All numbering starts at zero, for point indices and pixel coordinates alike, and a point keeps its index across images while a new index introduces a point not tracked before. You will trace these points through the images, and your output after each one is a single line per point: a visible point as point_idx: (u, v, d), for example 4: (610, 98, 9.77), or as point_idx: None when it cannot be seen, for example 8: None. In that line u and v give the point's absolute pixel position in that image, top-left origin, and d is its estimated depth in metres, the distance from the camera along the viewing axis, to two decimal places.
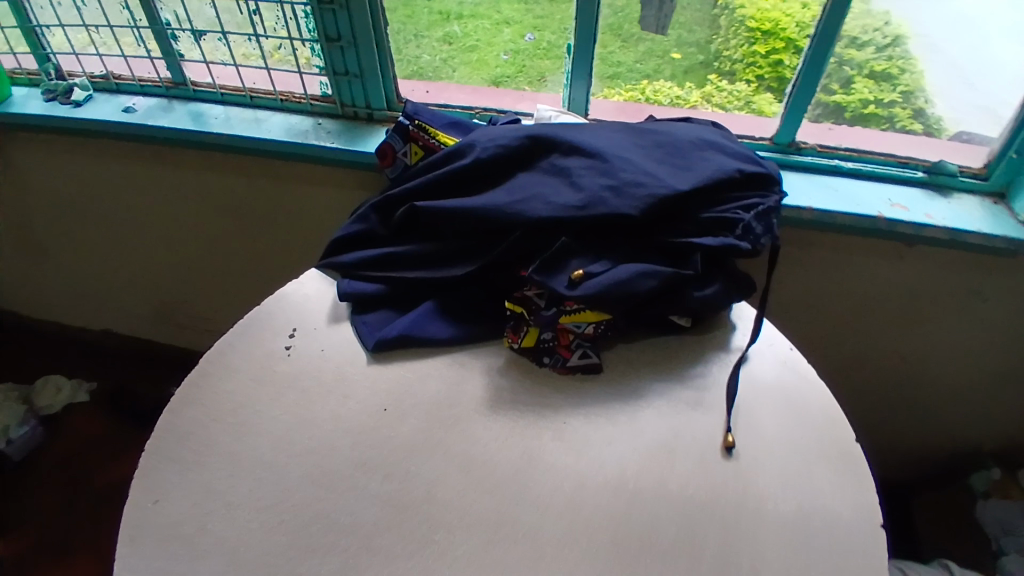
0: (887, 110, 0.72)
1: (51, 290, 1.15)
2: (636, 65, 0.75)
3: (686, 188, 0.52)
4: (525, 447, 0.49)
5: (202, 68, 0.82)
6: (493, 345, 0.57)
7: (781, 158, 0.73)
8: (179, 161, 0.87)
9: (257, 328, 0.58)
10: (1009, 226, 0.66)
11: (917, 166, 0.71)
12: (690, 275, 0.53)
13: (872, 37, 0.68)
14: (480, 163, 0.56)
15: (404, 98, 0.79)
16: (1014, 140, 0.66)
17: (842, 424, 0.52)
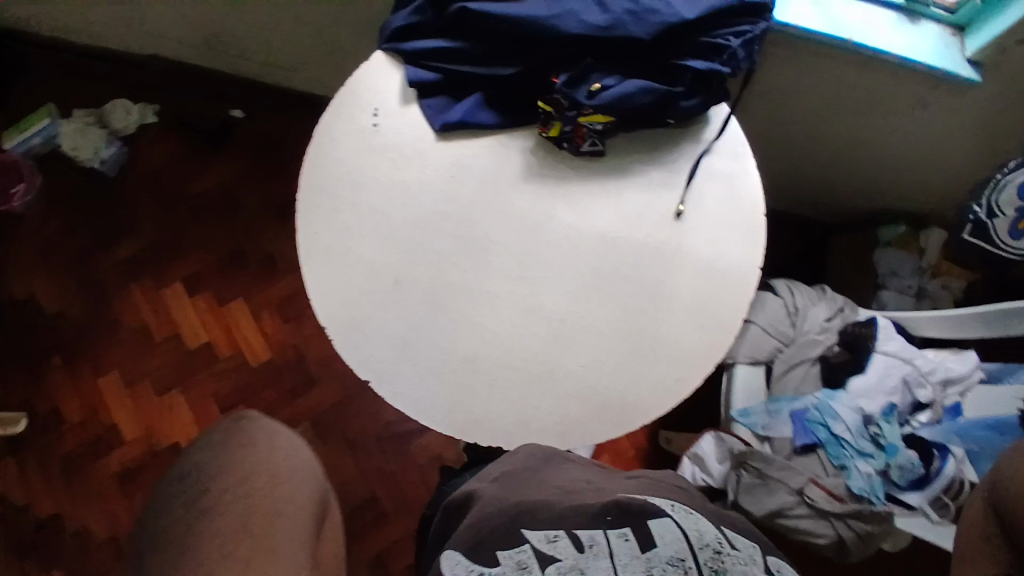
0: (868, 483, 0.89)
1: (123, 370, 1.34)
2: (874, 536, 0.89)
3: (623, 508, 0.58)
4: (547, 461, 0.68)
5: (435, 447, 1.31)
6: (529, 471, 0.66)
7: (832, 461, 0.91)
8: (354, 489, 1.28)
9: (530, 456, 0.68)
10: (841, 457, 0.91)
11: (885, 449, 0.90)
12: (622, 527, 0.56)
13: (864, 499, 0.88)
14: (507, 466, 0.67)
15: (534, 456, 0.68)
16: (901, 474, 0.89)
17: (674, 539, 0.56)
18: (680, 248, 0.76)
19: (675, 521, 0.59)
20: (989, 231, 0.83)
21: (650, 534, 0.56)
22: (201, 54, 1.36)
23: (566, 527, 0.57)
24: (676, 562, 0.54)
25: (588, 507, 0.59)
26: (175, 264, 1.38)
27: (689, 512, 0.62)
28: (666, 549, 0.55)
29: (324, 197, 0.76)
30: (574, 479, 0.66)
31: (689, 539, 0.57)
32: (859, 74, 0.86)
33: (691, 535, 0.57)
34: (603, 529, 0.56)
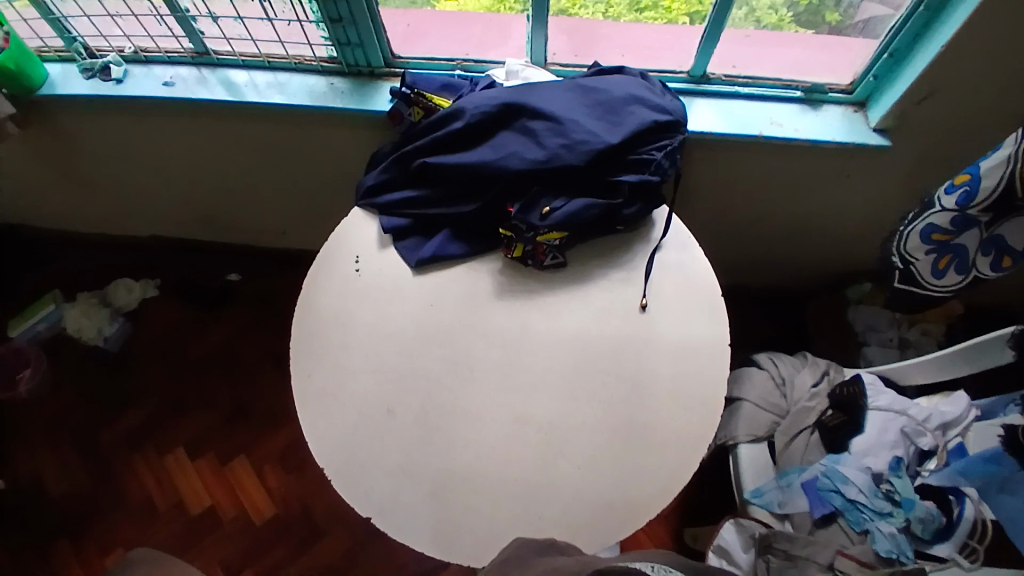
0: (896, 543, 0.87)
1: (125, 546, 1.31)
2: None
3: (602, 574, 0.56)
4: (541, 554, 0.67)
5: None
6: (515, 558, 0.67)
7: (854, 526, 0.89)
8: None
9: (529, 553, 0.67)
10: (862, 521, 0.89)
11: (903, 505, 0.89)
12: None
13: (896, 561, 0.86)
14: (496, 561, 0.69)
15: (525, 549, 0.68)
16: (926, 528, 0.87)
17: None
18: (651, 339, 0.81)
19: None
20: (915, 275, 0.88)
21: None
22: (198, 229, 1.49)
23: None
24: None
25: None
26: (180, 427, 1.41)
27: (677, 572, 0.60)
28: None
29: (317, 342, 0.82)
30: (562, 562, 0.64)
31: None
32: (780, 160, 0.97)
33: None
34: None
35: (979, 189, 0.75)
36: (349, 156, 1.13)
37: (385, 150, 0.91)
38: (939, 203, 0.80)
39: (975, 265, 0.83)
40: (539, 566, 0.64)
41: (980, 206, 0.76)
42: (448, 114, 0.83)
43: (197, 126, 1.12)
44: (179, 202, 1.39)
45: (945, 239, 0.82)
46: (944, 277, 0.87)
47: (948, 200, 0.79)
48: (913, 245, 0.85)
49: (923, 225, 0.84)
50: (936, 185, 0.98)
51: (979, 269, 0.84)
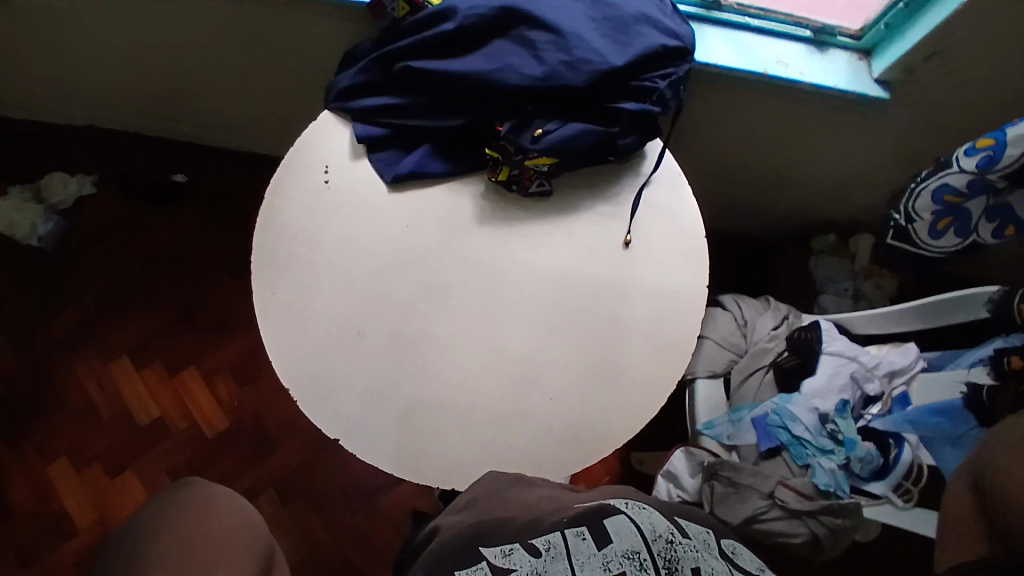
0: (834, 479, 0.92)
1: (67, 451, 1.26)
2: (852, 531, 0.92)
3: (572, 517, 0.60)
4: (514, 483, 0.67)
5: (409, 494, 1.29)
6: (480, 493, 0.67)
7: (796, 460, 0.94)
8: (328, 546, 1.25)
9: (499, 484, 0.67)
10: (805, 457, 0.94)
11: (845, 444, 0.94)
12: (578, 531, 0.58)
13: (831, 494, 0.92)
14: (462, 497, 0.69)
15: (494, 484, 0.67)
16: (864, 467, 0.93)
17: (628, 533, 0.58)
18: (632, 279, 0.80)
19: (630, 517, 0.61)
20: (910, 235, 0.90)
21: (605, 531, 0.58)
22: (139, 121, 1.34)
23: (523, 538, 0.59)
24: (631, 554, 0.55)
25: (541, 522, 0.60)
26: (123, 334, 1.33)
27: (642, 507, 0.63)
28: (622, 543, 0.56)
29: (281, 255, 0.76)
30: (541, 495, 0.66)
31: (640, 533, 0.58)
32: (776, 104, 0.94)
33: (645, 528, 0.59)
34: (560, 531, 0.58)
35: (1002, 156, 0.75)
36: (318, 51, 1.02)
37: (362, 48, 0.82)
38: (956, 164, 0.81)
39: (976, 229, 0.86)
40: (514, 499, 0.64)
41: (1000, 173, 0.77)
42: (438, 13, 0.74)
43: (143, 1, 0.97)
44: (117, 87, 1.23)
45: (956, 201, 0.83)
46: (943, 239, 0.88)
47: (968, 162, 0.79)
48: (923, 206, 0.86)
49: (936, 186, 0.84)
50: (921, 141, 0.98)
51: (979, 234, 0.87)
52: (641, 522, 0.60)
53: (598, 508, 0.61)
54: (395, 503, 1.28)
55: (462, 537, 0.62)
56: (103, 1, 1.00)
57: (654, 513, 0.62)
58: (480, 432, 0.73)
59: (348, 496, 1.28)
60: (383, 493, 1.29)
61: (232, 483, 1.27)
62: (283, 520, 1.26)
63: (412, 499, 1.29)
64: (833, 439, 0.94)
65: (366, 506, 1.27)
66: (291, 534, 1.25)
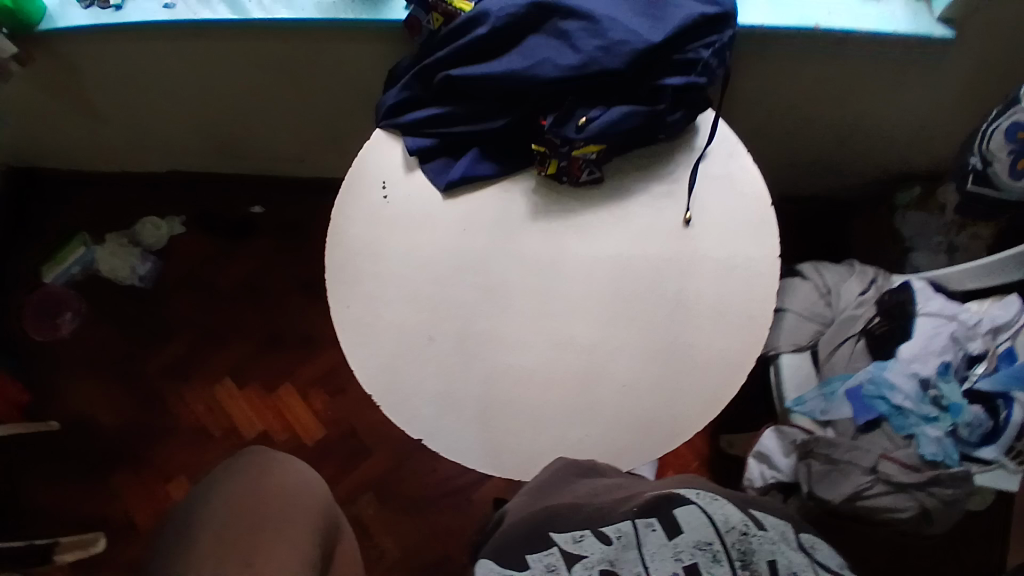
0: (942, 446, 0.86)
1: (188, 469, 1.39)
2: (965, 501, 0.86)
3: (642, 505, 0.62)
4: (589, 475, 0.69)
5: (496, 489, 1.32)
6: (548, 481, 0.68)
7: (899, 431, 0.88)
8: (425, 542, 1.31)
9: (573, 475, 0.68)
10: (909, 427, 0.88)
11: (950, 409, 0.88)
12: (649, 522, 0.61)
13: (941, 463, 0.86)
14: (529, 485, 0.70)
15: (563, 472, 0.68)
16: (973, 431, 0.87)
17: (700, 526, 0.60)
18: (694, 259, 0.77)
19: (700, 506, 0.63)
20: (992, 178, 0.82)
21: (676, 522, 0.61)
22: (215, 161, 1.45)
23: (596, 525, 0.62)
24: (702, 545, 0.59)
25: (612, 511, 0.63)
26: (223, 359, 1.45)
27: (710, 494, 0.65)
28: (693, 534, 0.60)
29: (350, 272, 0.80)
30: (610, 485, 0.67)
31: (710, 522, 0.61)
32: (835, 55, 0.88)
33: (717, 519, 0.61)
34: (634, 520, 0.62)
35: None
36: (364, 72, 1.06)
37: (403, 64, 0.85)
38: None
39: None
40: (590, 490, 0.66)
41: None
42: (470, 19, 0.76)
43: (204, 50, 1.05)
44: (194, 133, 1.34)
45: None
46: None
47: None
48: (996, 145, 0.78)
49: (1007, 123, 0.77)
50: (1012, 70, 0.88)
51: None
52: (712, 511, 0.62)
53: (667, 495, 0.64)
54: (485, 499, 1.32)
55: (536, 521, 0.64)
56: (173, 58, 1.09)
57: (723, 498, 0.64)
58: (556, 426, 0.74)
59: (439, 494, 1.33)
60: (472, 490, 1.33)
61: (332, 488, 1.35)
62: (381, 520, 1.33)
63: (499, 494, 1.32)
64: (936, 405, 0.88)
65: (457, 503, 1.32)
66: (390, 532, 1.32)
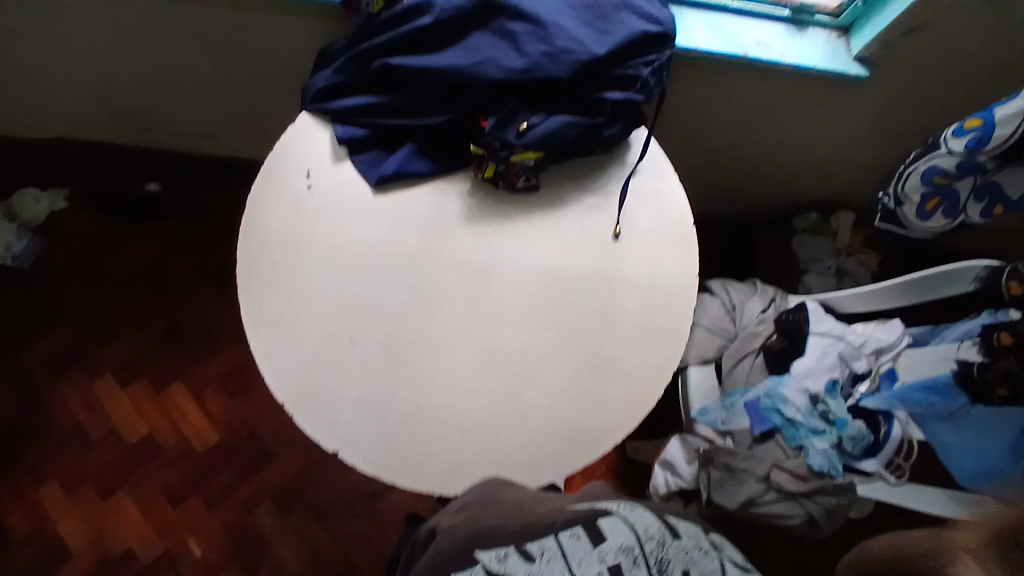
0: (826, 458, 0.94)
1: (57, 475, 1.24)
2: (846, 509, 0.94)
3: (561, 519, 0.62)
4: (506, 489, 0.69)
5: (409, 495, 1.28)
6: (468, 496, 0.69)
7: (790, 442, 0.95)
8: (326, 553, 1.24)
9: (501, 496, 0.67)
10: (798, 439, 0.95)
11: (836, 424, 0.95)
12: (571, 530, 0.60)
13: (825, 474, 0.93)
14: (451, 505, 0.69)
15: (482, 489, 0.69)
16: (857, 445, 0.94)
17: (619, 531, 0.60)
18: (622, 273, 0.79)
19: (621, 516, 0.63)
20: (902, 216, 0.91)
21: (600, 531, 0.60)
22: (108, 132, 1.30)
23: (521, 539, 0.60)
24: (627, 548, 0.58)
25: (533, 525, 0.62)
26: (107, 350, 1.30)
27: (631, 506, 0.65)
28: (615, 539, 0.59)
29: (267, 266, 0.75)
30: (530, 494, 0.69)
31: (631, 531, 0.61)
32: (756, 88, 0.94)
33: (637, 528, 0.61)
34: (556, 531, 0.60)
35: (992, 135, 0.75)
36: (290, 52, 1.00)
37: (337, 45, 0.80)
38: (946, 146, 0.81)
39: (965, 210, 0.86)
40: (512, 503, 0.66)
41: (990, 154, 0.77)
42: (414, 6, 0.73)
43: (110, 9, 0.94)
44: (90, 100, 1.20)
45: (944, 182, 0.84)
46: (932, 220, 0.89)
47: (957, 143, 0.79)
48: (912, 186, 0.87)
49: (925, 167, 0.85)
50: (902, 119, 0.99)
51: (967, 214, 0.86)
52: (634, 520, 0.62)
53: (589, 509, 0.64)
54: (395, 503, 1.27)
55: (461, 541, 0.63)
56: (76, 16, 0.97)
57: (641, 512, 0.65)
58: (481, 435, 0.73)
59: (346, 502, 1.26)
60: (382, 495, 1.28)
61: (228, 495, 1.26)
62: (280, 529, 1.24)
63: (410, 499, 1.28)
64: (824, 420, 0.96)
65: (365, 509, 1.26)
66: (289, 542, 1.24)
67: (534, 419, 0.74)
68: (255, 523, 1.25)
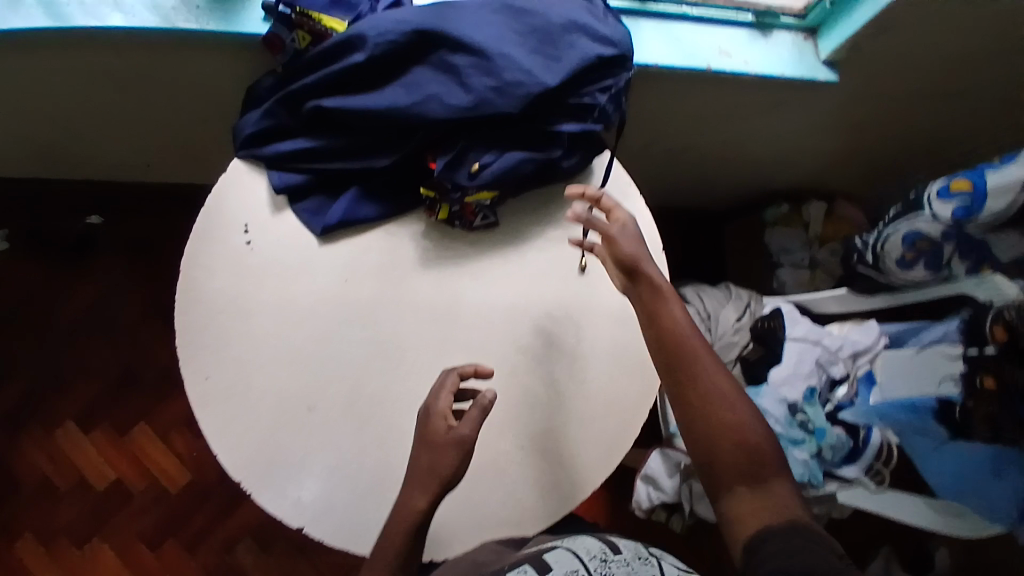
0: (808, 468, 0.91)
1: (22, 534, 1.19)
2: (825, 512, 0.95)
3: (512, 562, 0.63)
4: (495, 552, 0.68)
5: None
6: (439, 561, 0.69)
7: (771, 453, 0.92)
8: None
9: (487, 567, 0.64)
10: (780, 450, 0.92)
11: (816, 433, 0.92)
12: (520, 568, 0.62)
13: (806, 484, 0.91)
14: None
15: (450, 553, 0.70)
16: (836, 453, 0.92)
17: (564, 559, 0.63)
18: (591, 308, 0.75)
19: (567, 548, 0.65)
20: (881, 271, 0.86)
21: (546, 563, 0.62)
22: (35, 169, 1.20)
23: None
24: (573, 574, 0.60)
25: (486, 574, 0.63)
26: (63, 398, 1.24)
27: (581, 542, 0.67)
28: (561, 567, 0.61)
29: (210, 334, 0.69)
30: (496, 546, 0.69)
31: (576, 562, 0.63)
32: (722, 93, 0.89)
33: (582, 553, 0.64)
34: (504, 573, 0.62)
35: (982, 207, 0.72)
36: (219, 80, 0.91)
37: (265, 84, 0.73)
38: (930, 210, 0.76)
39: (948, 271, 0.82)
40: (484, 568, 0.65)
41: (979, 223, 0.74)
42: (343, 41, 0.66)
43: (11, 56, 0.85)
44: (8, 139, 1.10)
45: (926, 246, 0.80)
46: (912, 276, 0.85)
47: (943, 208, 0.75)
48: (891, 247, 0.82)
49: (905, 229, 0.80)
50: (871, 110, 0.95)
51: (951, 275, 0.82)
52: (582, 551, 0.64)
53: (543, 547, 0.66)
54: None
55: None
56: None
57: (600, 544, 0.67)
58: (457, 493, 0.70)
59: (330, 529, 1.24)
60: None
61: (207, 536, 1.22)
62: (265, 564, 1.22)
63: None
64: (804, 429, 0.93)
65: None
66: None
67: (510, 472, 0.71)
68: (238, 559, 1.22)
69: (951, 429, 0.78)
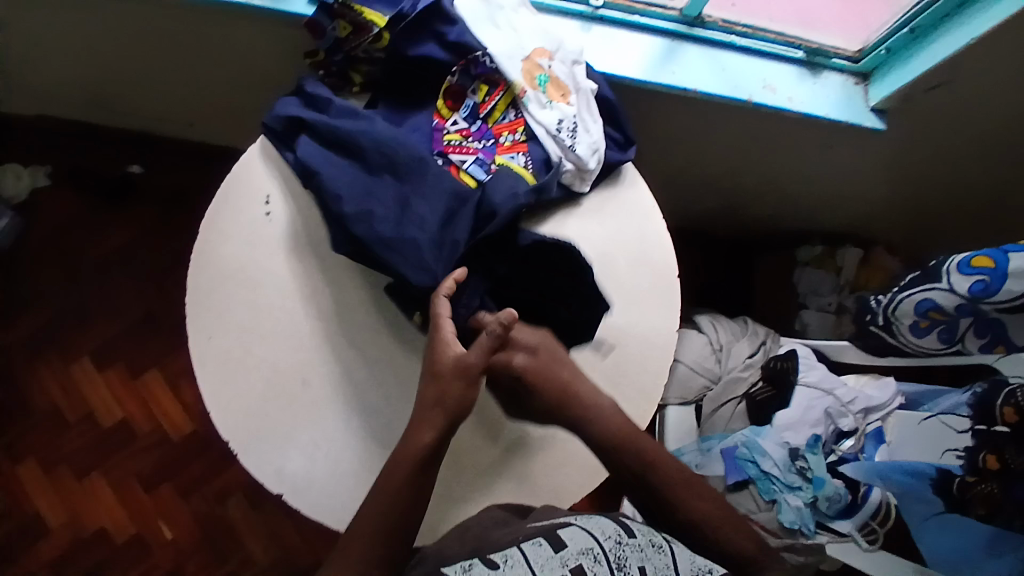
0: (800, 515, 0.89)
1: (30, 457, 1.24)
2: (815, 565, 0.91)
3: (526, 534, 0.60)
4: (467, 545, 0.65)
5: None
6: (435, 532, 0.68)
7: (764, 494, 0.90)
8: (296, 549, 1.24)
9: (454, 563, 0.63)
10: (773, 493, 0.90)
11: (814, 481, 0.90)
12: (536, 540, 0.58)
13: (797, 531, 0.89)
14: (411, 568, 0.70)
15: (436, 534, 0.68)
16: (834, 505, 0.90)
17: (579, 535, 0.58)
18: (595, 327, 0.74)
19: (581, 526, 0.61)
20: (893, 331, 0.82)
21: (560, 538, 0.58)
22: (89, 112, 1.25)
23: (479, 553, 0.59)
24: (585, 552, 0.56)
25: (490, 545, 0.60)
26: (84, 334, 1.29)
27: (596, 521, 0.63)
28: (575, 544, 0.57)
29: (219, 296, 0.71)
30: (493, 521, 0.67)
31: (590, 540, 0.58)
32: (763, 124, 0.87)
33: (595, 532, 0.59)
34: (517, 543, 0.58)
35: (1001, 287, 0.67)
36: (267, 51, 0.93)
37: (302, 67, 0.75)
38: (947, 280, 0.72)
39: (962, 340, 0.77)
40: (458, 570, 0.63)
41: (994, 304, 0.69)
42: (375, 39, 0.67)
43: None
44: (67, 80, 1.15)
45: (941, 316, 0.75)
46: (925, 340, 0.80)
47: (960, 281, 0.71)
48: (903, 312, 0.78)
49: (920, 297, 0.76)
50: (920, 159, 0.92)
51: (964, 344, 0.78)
52: (600, 528, 0.60)
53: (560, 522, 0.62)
54: None
55: None
56: None
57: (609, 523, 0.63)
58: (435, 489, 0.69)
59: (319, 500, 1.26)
60: None
61: (200, 487, 1.26)
62: (251, 523, 1.25)
63: None
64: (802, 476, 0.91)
65: None
66: (260, 536, 1.24)
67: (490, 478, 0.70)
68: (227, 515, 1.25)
69: (949, 504, 0.74)
